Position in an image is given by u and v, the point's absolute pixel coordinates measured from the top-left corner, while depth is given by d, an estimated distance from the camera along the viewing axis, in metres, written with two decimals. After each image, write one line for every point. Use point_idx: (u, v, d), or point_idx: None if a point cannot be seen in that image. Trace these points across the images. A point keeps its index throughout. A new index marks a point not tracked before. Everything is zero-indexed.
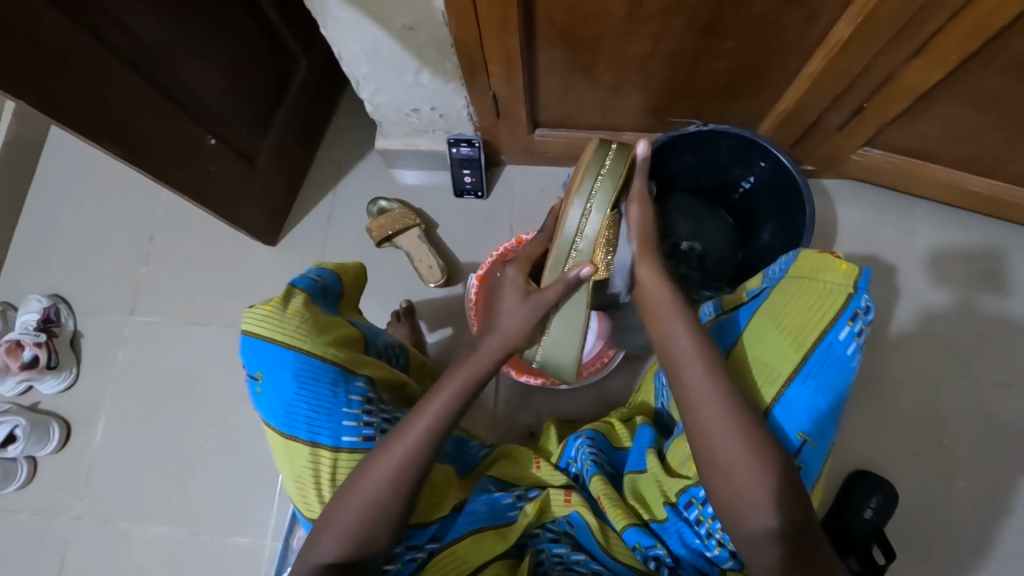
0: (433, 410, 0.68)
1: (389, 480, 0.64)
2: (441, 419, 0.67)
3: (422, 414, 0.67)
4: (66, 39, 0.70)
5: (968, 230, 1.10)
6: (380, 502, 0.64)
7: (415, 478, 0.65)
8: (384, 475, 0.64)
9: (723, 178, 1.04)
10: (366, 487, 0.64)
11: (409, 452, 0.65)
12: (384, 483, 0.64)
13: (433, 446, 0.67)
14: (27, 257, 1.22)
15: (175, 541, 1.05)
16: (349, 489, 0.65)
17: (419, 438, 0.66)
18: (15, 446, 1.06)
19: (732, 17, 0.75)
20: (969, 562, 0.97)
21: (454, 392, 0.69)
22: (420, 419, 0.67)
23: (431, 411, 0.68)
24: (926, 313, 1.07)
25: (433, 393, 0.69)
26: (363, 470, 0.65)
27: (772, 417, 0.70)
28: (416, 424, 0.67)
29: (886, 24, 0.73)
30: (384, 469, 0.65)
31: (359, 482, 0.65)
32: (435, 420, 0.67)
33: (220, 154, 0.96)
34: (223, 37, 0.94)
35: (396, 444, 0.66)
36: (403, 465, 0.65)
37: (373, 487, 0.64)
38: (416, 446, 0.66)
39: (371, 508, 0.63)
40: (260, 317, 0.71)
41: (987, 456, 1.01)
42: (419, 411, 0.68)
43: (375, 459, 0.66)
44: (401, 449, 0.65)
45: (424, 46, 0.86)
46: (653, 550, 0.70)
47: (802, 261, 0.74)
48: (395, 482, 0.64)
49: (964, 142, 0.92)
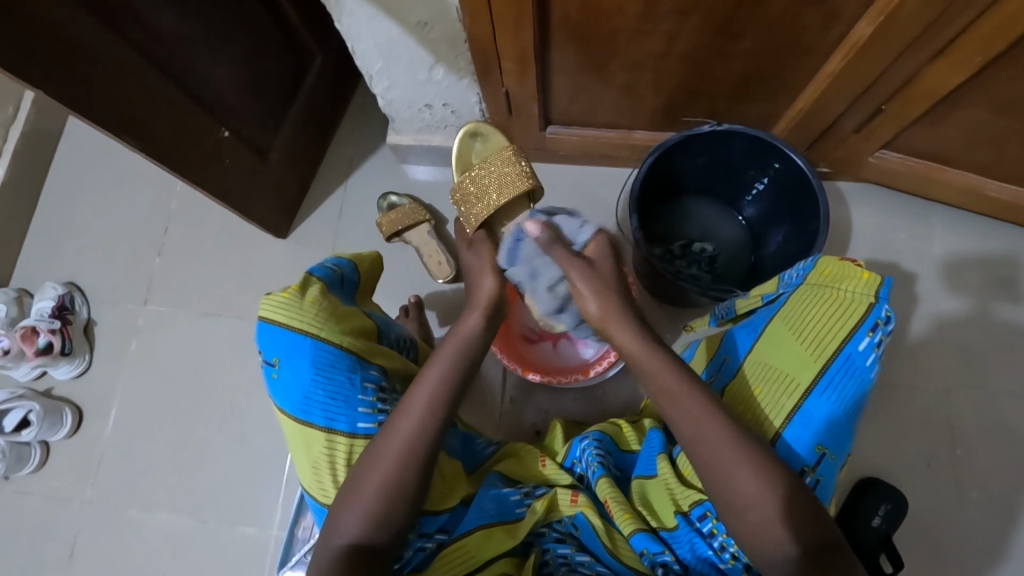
0: (430, 380, 0.69)
1: (400, 457, 0.65)
2: (439, 389, 0.69)
3: (421, 385, 0.69)
4: (84, 32, 0.70)
5: (985, 237, 1.08)
6: (396, 479, 0.64)
7: (426, 452, 0.66)
8: (395, 448, 0.65)
9: (738, 177, 1.03)
10: (381, 465, 0.65)
11: (418, 422, 0.67)
12: (398, 456, 0.65)
13: (439, 416, 0.68)
14: (46, 245, 1.23)
15: (184, 527, 1.06)
16: (364, 470, 0.65)
17: (423, 410, 0.67)
18: (29, 431, 1.08)
19: (749, 17, 0.74)
20: (979, 575, 0.96)
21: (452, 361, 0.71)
22: (406, 413, 0.67)
23: (431, 376, 0.70)
24: (939, 321, 1.05)
25: (424, 370, 0.71)
26: (376, 449, 0.66)
27: (789, 429, 0.69)
28: (403, 418, 0.67)
29: (908, 25, 0.71)
30: (396, 443, 0.66)
31: (374, 462, 0.65)
32: (435, 390, 0.69)
33: (233, 147, 0.97)
34: (238, 31, 0.94)
35: (403, 418, 0.67)
36: (415, 435, 0.66)
37: (387, 463, 0.65)
38: (424, 417, 0.67)
39: (390, 484, 0.64)
40: (278, 304, 0.72)
41: (1001, 468, 0.99)
42: (416, 382, 0.70)
43: (385, 437, 0.67)
44: (399, 451, 0.65)
45: (438, 42, 0.86)
46: (662, 556, 0.69)
47: (823, 268, 0.73)
48: (390, 486, 0.64)
49: (986, 147, 0.90)
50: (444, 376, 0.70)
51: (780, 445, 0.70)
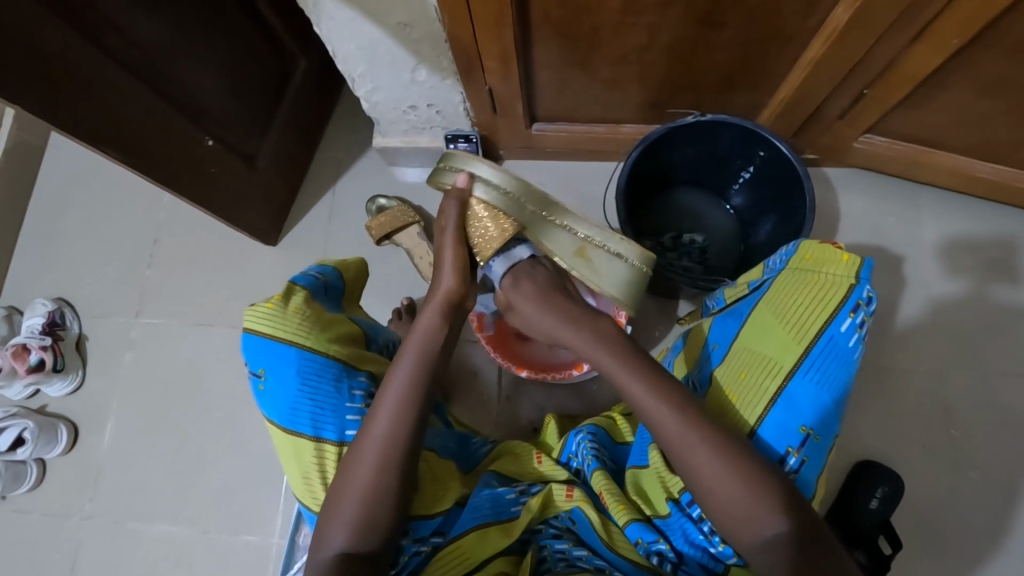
0: (400, 377, 0.70)
1: (379, 461, 0.65)
2: (410, 392, 0.69)
3: (389, 387, 0.69)
4: (62, 49, 0.70)
5: (973, 218, 1.08)
6: (376, 485, 0.64)
7: (405, 458, 0.66)
8: (372, 454, 0.65)
9: (724, 167, 1.03)
10: (360, 469, 0.65)
11: (393, 423, 0.67)
12: (376, 463, 0.65)
13: (414, 421, 0.68)
14: (33, 262, 1.23)
15: (184, 538, 1.06)
16: (343, 476, 0.65)
17: (396, 414, 0.67)
18: (24, 448, 1.07)
19: (730, 7, 0.74)
20: (979, 554, 0.96)
21: (417, 359, 0.72)
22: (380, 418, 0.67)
23: (398, 380, 0.70)
24: (929, 303, 1.06)
25: (392, 371, 0.71)
26: (354, 454, 0.66)
27: (763, 427, 0.70)
28: (378, 422, 0.67)
29: (885, 9, 0.72)
30: (371, 448, 0.66)
31: (353, 469, 0.65)
32: (407, 386, 0.69)
33: (219, 155, 0.96)
34: (219, 39, 0.94)
35: (375, 420, 0.67)
36: (392, 436, 0.66)
37: (365, 469, 0.65)
38: (397, 416, 0.67)
39: (375, 488, 0.64)
40: (261, 315, 0.72)
41: (996, 446, 1.00)
42: (387, 380, 0.70)
43: (360, 442, 0.67)
44: (376, 456, 0.65)
45: (419, 43, 0.85)
46: (656, 545, 0.70)
47: (804, 252, 0.74)
48: (375, 494, 0.64)
49: (970, 128, 0.91)
50: (412, 372, 0.70)
51: (757, 441, 0.70)
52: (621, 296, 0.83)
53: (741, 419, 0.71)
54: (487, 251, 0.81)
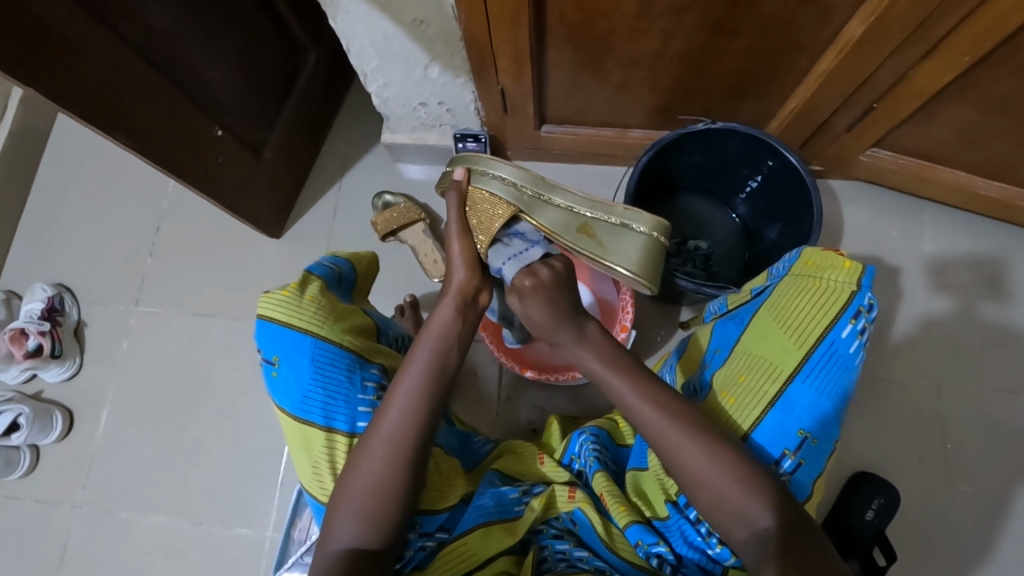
0: (412, 373, 0.70)
1: (387, 457, 0.65)
2: (422, 387, 0.69)
3: (402, 382, 0.69)
4: (76, 32, 0.70)
5: (974, 235, 1.09)
6: (385, 481, 0.64)
7: (414, 454, 0.66)
8: (380, 448, 0.65)
9: (731, 175, 1.04)
10: (368, 464, 0.65)
11: (403, 420, 0.66)
12: (385, 457, 0.65)
13: (424, 417, 0.67)
14: (33, 246, 1.22)
15: (177, 529, 1.05)
16: (350, 471, 0.65)
17: (407, 410, 0.67)
18: (18, 434, 1.06)
19: (745, 16, 0.74)
20: (971, 567, 0.97)
21: (431, 354, 0.71)
22: (390, 413, 0.67)
23: (410, 376, 0.70)
24: (929, 317, 1.07)
25: (404, 366, 0.71)
26: (362, 449, 0.66)
27: (758, 430, 0.70)
28: (387, 417, 0.67)
29: (898, 23, 0.72)
30: (380, 443, 0.65)
31: (359, 464, 0.65)
32: (419, 382, 0.69)
33: (227, 145, 0.96)
34: (232, 30, 0.94)
35: (386, 416, 0.67)
36: (400, 432, 0.66)
37: (373, 464, 0.64)
38: (407, 412, 0.67)
39: (382, 483, 0.64)
40: (277, 301, 0.72)
41: (991, 461, 1.01)
42: (399, 376, 0.70)
43: (369, 437, 0.66)
44: (384, 452, 0.65)
45: (433, 40, 0.86)
46: (656, 547, 0.69)
47: (807, 259, 0.74)
48: (383, 489, 0.64)
49: (975, 145, 0.91)
50: (427, 368, 0.70)
51: (750, 445, 0.70)
52: (639, 269, 0.78)
53: (736, 423, 0.71)
54: (487, 231, 0.80)
